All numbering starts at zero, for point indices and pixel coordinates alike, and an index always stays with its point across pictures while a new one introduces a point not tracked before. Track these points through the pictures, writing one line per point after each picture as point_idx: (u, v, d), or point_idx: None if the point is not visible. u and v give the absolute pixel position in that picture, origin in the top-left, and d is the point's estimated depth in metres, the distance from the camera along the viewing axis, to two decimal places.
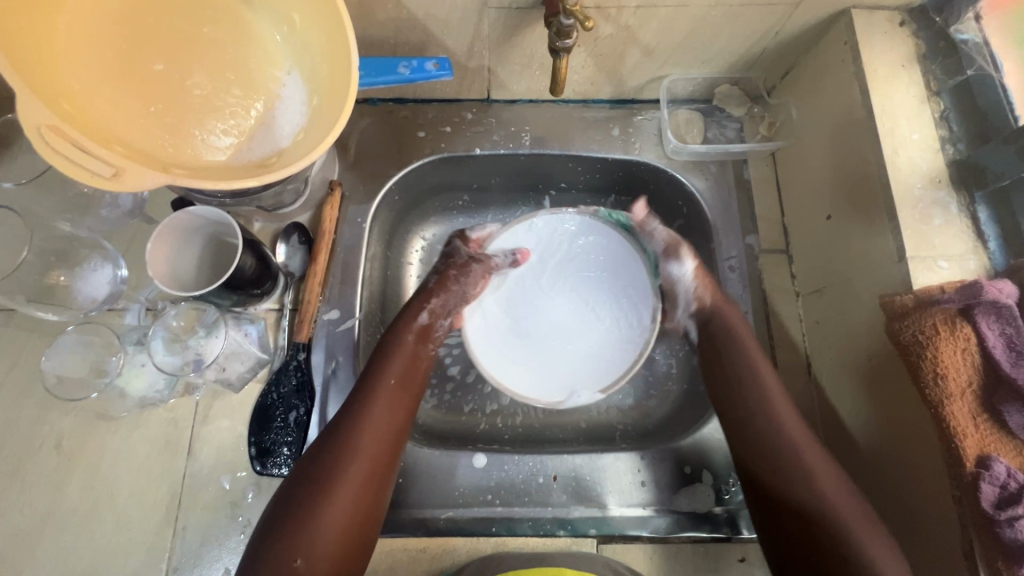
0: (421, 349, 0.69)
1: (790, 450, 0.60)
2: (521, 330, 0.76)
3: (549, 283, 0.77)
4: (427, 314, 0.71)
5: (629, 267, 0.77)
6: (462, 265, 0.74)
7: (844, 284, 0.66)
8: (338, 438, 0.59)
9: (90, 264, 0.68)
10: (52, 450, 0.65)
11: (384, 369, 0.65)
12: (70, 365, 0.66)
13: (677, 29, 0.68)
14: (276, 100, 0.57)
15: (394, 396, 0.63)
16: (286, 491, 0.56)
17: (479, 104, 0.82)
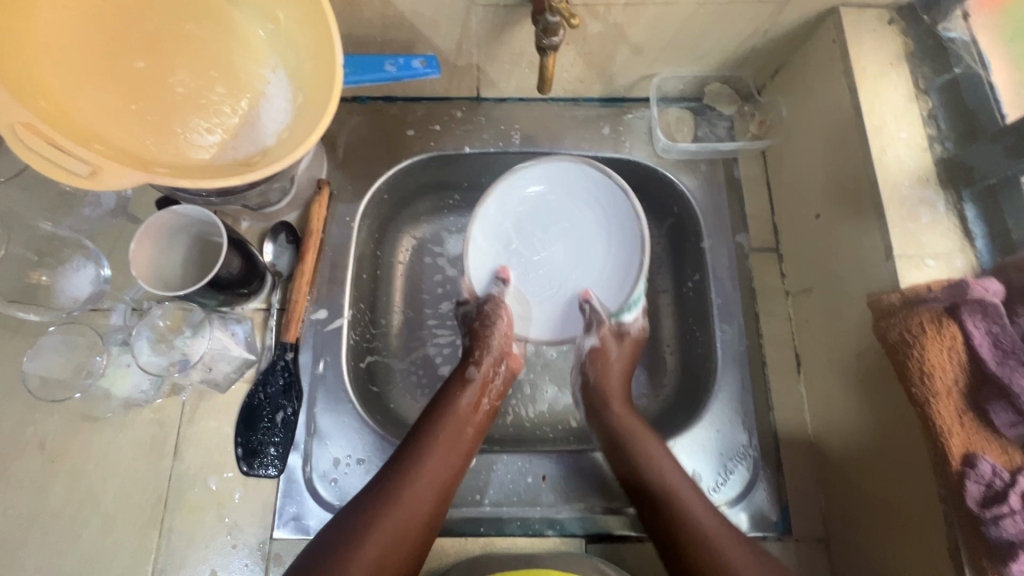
0: (479, 406, 0.68)
1: (660, 471, 0.63)
2: (539, 293, 0.76)
3: (528, 243, 0.76)
4: (477, 370, 0.69)
5: (580, 179, 0.74)
6: (479, 312, 0.72)
7: (833, 283, 0.66)
8: (387, 489, 0.59)
9: (72, 264, 0.68)
10: (36, 451, 0.65)
11: (438, 425, 0.64)
12: (53, 365, 0.65)
13: (666, 27, 0.68)
14: (261, 98, 0.56)
15: (444, 454, 0.62)
16: (327, 532, 0.57)
17: (468, 102, 0.82)
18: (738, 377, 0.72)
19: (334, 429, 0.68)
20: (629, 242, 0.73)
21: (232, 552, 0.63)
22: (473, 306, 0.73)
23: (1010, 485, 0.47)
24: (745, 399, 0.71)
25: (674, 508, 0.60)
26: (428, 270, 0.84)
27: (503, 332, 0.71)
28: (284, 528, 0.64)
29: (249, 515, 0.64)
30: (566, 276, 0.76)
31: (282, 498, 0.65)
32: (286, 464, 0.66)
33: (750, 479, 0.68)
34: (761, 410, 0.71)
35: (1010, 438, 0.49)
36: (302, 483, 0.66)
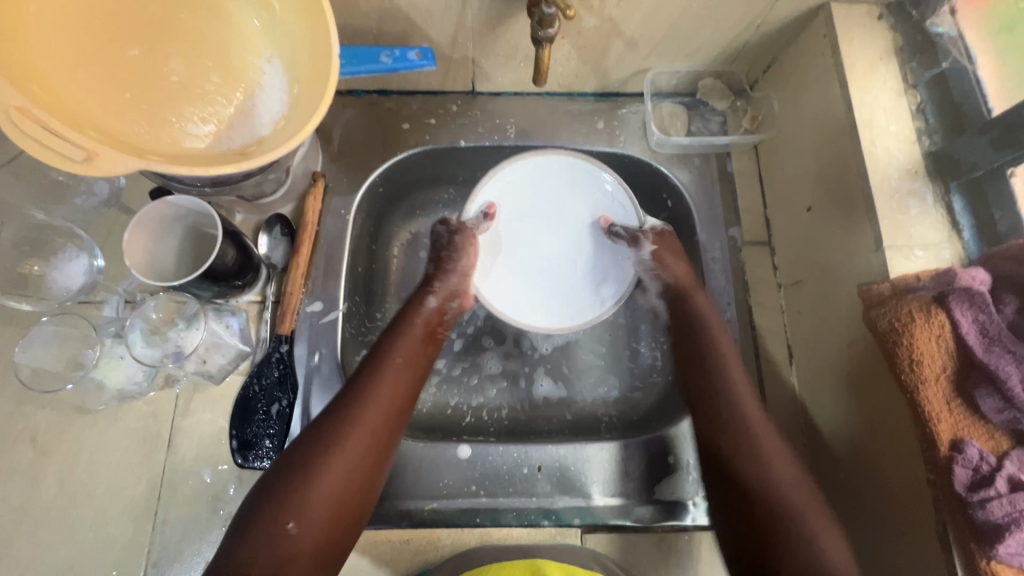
0: (432, 334, 0.69)
1: (742, 415, 0.61)
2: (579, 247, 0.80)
3: (544, 271, 0.80)
4: (434, 299, 0.71)
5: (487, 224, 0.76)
6: (449, 242, 0.73)
7: (824, 274, 0.67)
8: (346, 404, 0.58)
9: (66, 254, 0.66)
10: (26, 445, 0.64)
11: (395, 348, 0.64)
12: (44, 358, 0.64)
13: (660, 21, 0.68)
14: (256, 88, 0.57)
15: (403, 373, 0.63)
16: (285, 457, 0.55)
17: (463, 96, 0.82)
18: None
19: None
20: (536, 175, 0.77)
21: None
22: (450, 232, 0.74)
23: (996, 469, 0.48)
24: None
25: (749, 456, 0.58)
26: (424, 264, 0.85)
27: (463, 269, 0.73)
28: None
29: None
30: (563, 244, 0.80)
31: None
32: None
33: None
34: (754, 401, 0.72)
35: (997, 424, 0.50)
36: None
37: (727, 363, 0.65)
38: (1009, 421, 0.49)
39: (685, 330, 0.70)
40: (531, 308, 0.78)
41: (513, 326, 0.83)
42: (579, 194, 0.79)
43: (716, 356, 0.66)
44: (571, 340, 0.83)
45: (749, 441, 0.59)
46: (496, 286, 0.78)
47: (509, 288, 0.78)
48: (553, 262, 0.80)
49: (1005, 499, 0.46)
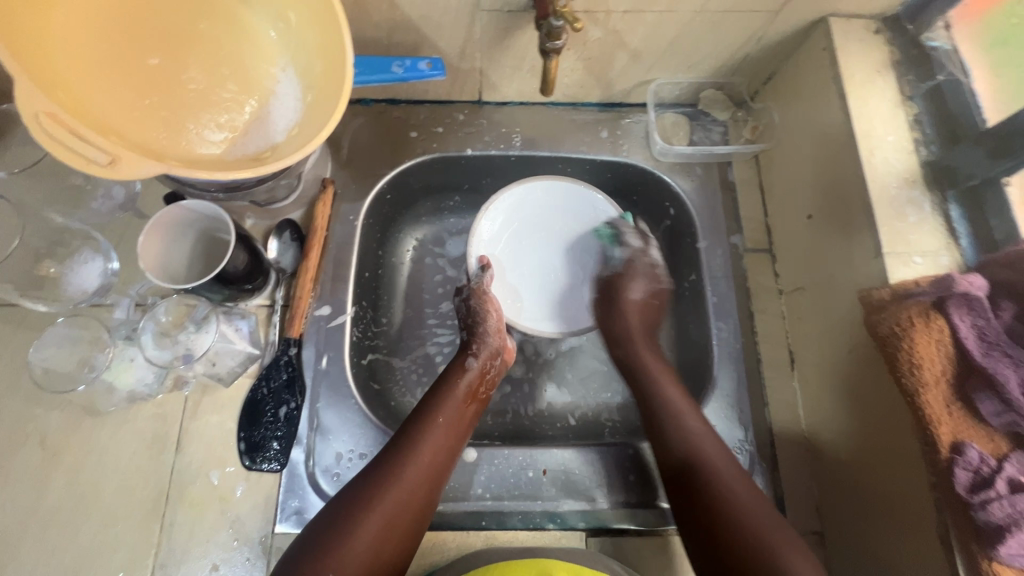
0: (476, 395, 0.68)
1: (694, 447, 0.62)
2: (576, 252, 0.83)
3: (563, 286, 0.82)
4: (476, 361, 0.69)
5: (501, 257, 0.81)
6: (468, 309, 0.74)
7: (825, 280, 0.68)
8: (386, 466, 0.59)
9: (81, 257, 0.69)
10: (37, 446, 0.65)
11: (438, 408, 0.64)
12: (56, 358, 0.65)
13: (663, 34, 0.70)
14: (270, 96, 0.58)
15: (443, 435, 0.63)
16: (323, 516, 0.56)
17: (470, 106, 0.84)
18: (734, 373, 0.74)
19: (337, 425, 0.69)
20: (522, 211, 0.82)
21: (233, 547, 0.63)
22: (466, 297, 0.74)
23: (996, 471, 0.49)
24: (741, 395, 0.73)
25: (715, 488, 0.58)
26: (429, 270, 0.86)
27: (496, 328, 0.72)
28: (285, 523, 0.64)
29: (251, 509, 0.65)
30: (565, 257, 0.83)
31: (284, 493, 0.65)
32: (288, 459, 0.67)
33: (746, 473, 0.70)
34: (757, 406, 0.73)
35: (996, 427, 0.51)
36: (304, 478, 0.66)
37: (673, 400, 0.66)
38: (1007, 423, 0.50)
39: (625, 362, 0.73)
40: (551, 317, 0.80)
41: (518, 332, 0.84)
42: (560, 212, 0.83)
43: (660, 397, 0.67)
44: (575, 346, 0.84)
45: (706, 468, 0.60)
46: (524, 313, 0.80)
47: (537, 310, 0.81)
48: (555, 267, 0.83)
49: (1005, 500, 0.47)
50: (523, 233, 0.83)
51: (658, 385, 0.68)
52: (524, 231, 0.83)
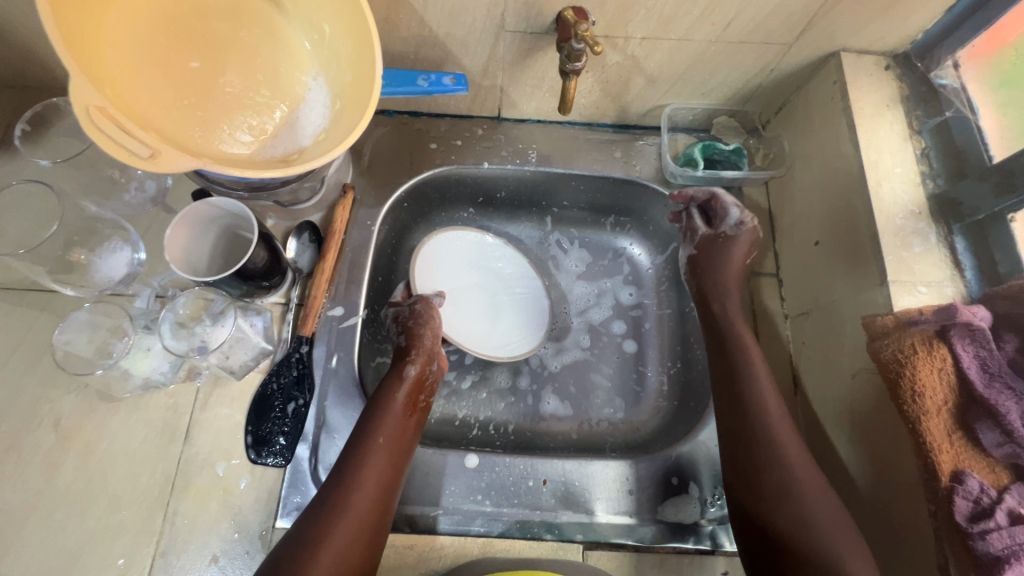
0: (416, 403, 0.68)
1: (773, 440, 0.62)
2: (493, 274, 0.86)
3: (511, 305, 0.85)
4: (414, 368, 0.69)
5: (457, 319, 0.81)
6: (411, 313, 0.74)
7: (830, 307, 0.69)
8: (334, 496, 0.58)
9: (109, 246, 0.70)
10: (51, 429, 0.67)
11: (378, 425, 0.63)
12: (77, 343, 0.68)
13: (678, 62, 0.73)
14: (301, 103, 0.61)
15: (386, 452, 0.62)
16: (279, 553, 0.54)
17: (489, 121, 0.87)
18: None
19: (343, 424, 0.70)
20: (444, 260, 0.83)
21: (234, 540, 0.64)
22: (405, 307, 0.75)
23: (996, 502, 0.49)
24: None
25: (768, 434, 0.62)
26: None
27: (433, 332, 0.73)
28: (286, 518, 0.65)
29: (254, 503, 0.65)
30: (495, 283, 0.86)
31: (287, 488, 0.66)
32: (293, 455, 0.67)
33: None
34: None
35: (997, 457, 0.52)
36: (308, 474, 0.67)
37: (754, 359, 0.68)
38: (1008, 455, 0.51)
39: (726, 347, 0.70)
40: (516, 340, 0.83)
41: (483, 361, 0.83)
42: (472, 250, 0.86)
43: (758, 400, 0.65)
44: (580, 359, 0.85)
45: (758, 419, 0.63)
46: (502, 351, 0.81)
47: (507, 343, 0.82)
48: (492, 295, 0.85)
49: (1004, 532, 0.47)
50: (452, 272, 0.84)
51: (746, 362, 0.68)
52: (469, 261, 0.86)
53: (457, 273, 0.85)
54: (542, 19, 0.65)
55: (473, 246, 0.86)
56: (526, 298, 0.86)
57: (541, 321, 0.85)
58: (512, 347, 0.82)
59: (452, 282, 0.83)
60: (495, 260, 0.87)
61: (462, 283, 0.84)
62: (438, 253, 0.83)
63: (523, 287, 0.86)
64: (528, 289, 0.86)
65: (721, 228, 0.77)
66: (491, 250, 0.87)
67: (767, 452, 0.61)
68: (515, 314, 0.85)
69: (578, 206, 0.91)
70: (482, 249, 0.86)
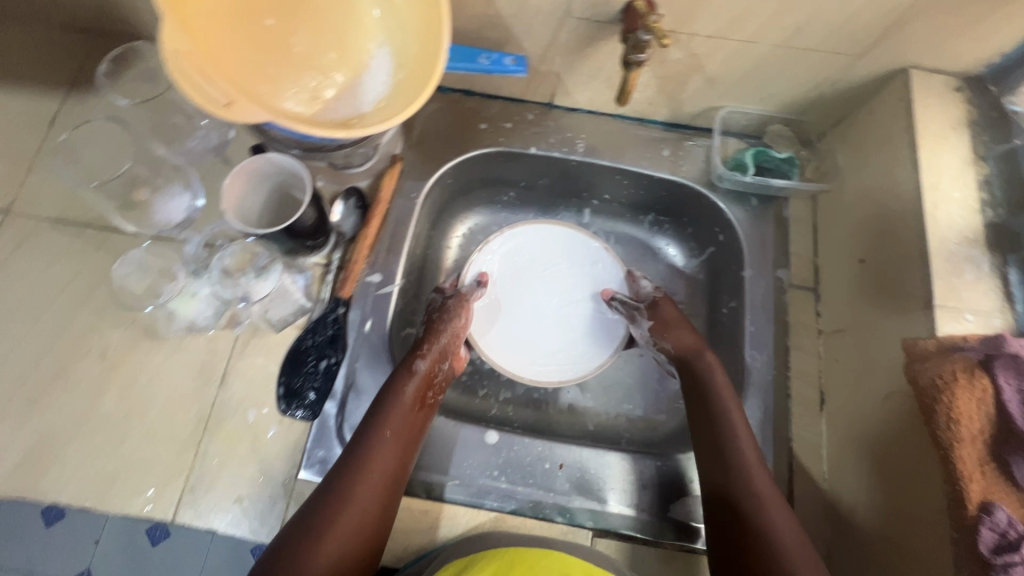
0: (424, 400, 0.68)
1: (748, 482, 0.63)
2: (550, 281, 0.86)
3: (565, 317, 0.85)
4: (423, 364, 0.70)
5: (503, 320, 0.83)
6: (440, 307, 0.76)
7: (869, 327, 0.68)
8: (339, 483, 0.60)
9: (171, 192, 0.76)
10: (97, 358, 0.70)
11: (385, 419, 0.65)
12: (131, 281, 0.73)
13: (741, 63, 0.72)
14: (364, 69, 0.62)
15: (392, 446, 0.63)
16: (285, 531, 0.57)
17: (541, 107, 0.87)
18: (762, 405, 0.74)
19: (371, 386, 0.72)
20: (503, 261, 0.85)
21: (258, 483, 0.66)
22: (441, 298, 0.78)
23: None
24: (766, 426, 0.73)
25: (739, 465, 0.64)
26: None
27: (452, 330, 0.74)
28: (308, 470, 0.67)
29: (280, 451, 0.68)
30: (553, 291, 0.86)
31: (312, 442, 0.68)
32: (320, 410, 0.69)
33: None
34: (780, 440, 0.73)
35: None
36: (333, 431, 0.69)
37: (723, 391, 0.70)
38: None
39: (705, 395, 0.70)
40: (565, 356, 0.82)
41: None
42: (539, 255, 0.86)
43: (734, 450, 0.65)
44: None
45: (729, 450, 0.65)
46: (548, 367, 0.80)
47: (556, 357, 0.82)
48: (550, 305, 0.85)
49: None
50: (512, 274, 0.85)
51: (722, 402, 0.69)
52: (519, 272, 0.85)
53: (516, 278, 0.85)
54: (610, 7, 0.65)
55: (539, 249, 0.86)
56: (587, 315, 0.85)
57: (601, 338, 0.83)
58: (560, 362, 0.81)
59: (510, 283, 0.85)
60: (555, 265, 0.86)
61: (523, 288, 0.85)
62: (495, 255, 0.85)
63: (578, 302, 0.85)
64: (586, 306, 0.85)
65: (641, 302, 0.81)
66: (552, 257, 0.86)
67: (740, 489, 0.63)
68: (569, 329, 0.84)
69: (619, 201, 0.92)
70: (539, 258, 0.86)
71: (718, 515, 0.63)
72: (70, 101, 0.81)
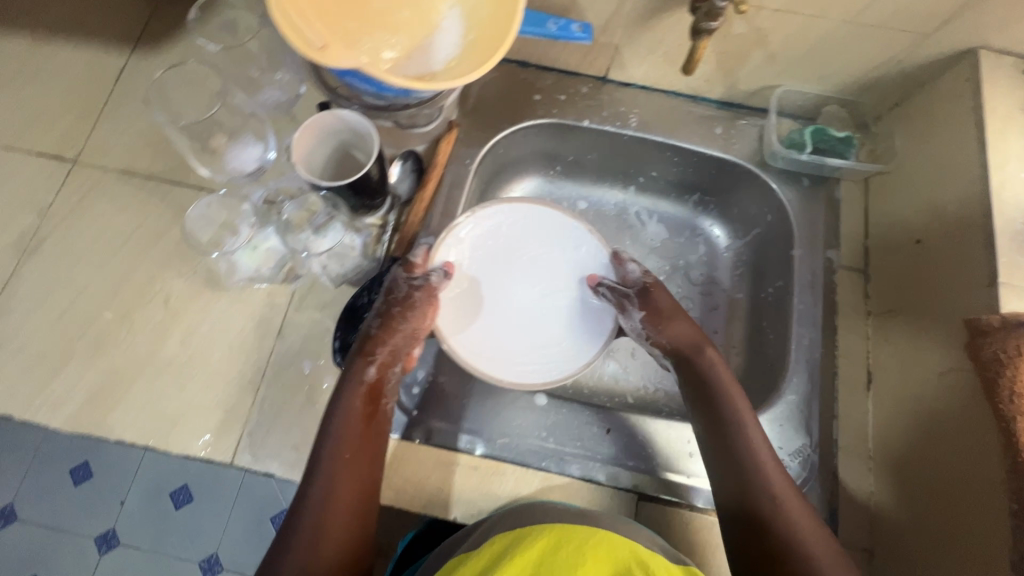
0: (377, 404, 0.64)
1: (765, 486, 0.60)
2: (527, 265, 0.78)
3: (546, 305, 0.77)
4: (375, 366, 0.65)
5: (479, 305, 0.76)
6: (396, 300, 0.68)
7: (925, 305, 0.69)
8: (304, 502, 0.56)
9: (242, 141, 0.77)
10: (160, 305, 0.73)
11: (335, 431, 0.60)
12: (200, 226, 0.75)
13: (805, 39, 0.72)
14: (435, 29, 0.62)
15: (347, 456, 0.59)
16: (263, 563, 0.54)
17: (594, 81, 0.87)
18: (807, 383, 0.75)
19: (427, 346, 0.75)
20: (478, 243, 0.77)
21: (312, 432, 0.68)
22: (402, 287, 0.69)
23: None
24: (811, 402, 0.74)
25: (750, 470, 0.61)
26: None
27: (407, 330, 0.68)
28: None
29: None
30: (532, 277, 0.78)
31: None
32: None
33: (803, 477, 0.71)
34: (825, 417, 0.73)
35: None
36: None
37: (726, 392, 0.66)
38: None
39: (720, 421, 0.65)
40: (548, 349, 0.75)
41: None
42: (516, 236, 0.78)
43: (745, 454, 0.62)
44: None
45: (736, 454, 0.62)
46: (529, 362, 0.74)
47: (537, 349, 0.75)
48: (529, 292, 0.78)
49: None
50: (486, 257, 0.77)
51: (728, 403, 0.65)
52: (493, 255, 0.77)
53: (490, 261, 0.77)
54: None
55: (515, 229, 0.78)
56: (571, 306, 0.77)
57: (590, 330, 0.76)
58: (543, 356, 0.74)
59: (485, 267, 0.77)
60: (535, 248, 0.78)
61: (497, 272, 0.78)
62: (469, 233, 0.76)
63: (560, 289, 0.78)
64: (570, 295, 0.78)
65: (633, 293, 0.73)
66: (530, 239, 0.78)
67: (759, 494, 0.60)
68: (552, 321, 0.77)
69: (665, 180, 0.93)
70: (516, 240, 0.78)
71: (735, 521, 0.60)
72: (136, 58, 0.83)
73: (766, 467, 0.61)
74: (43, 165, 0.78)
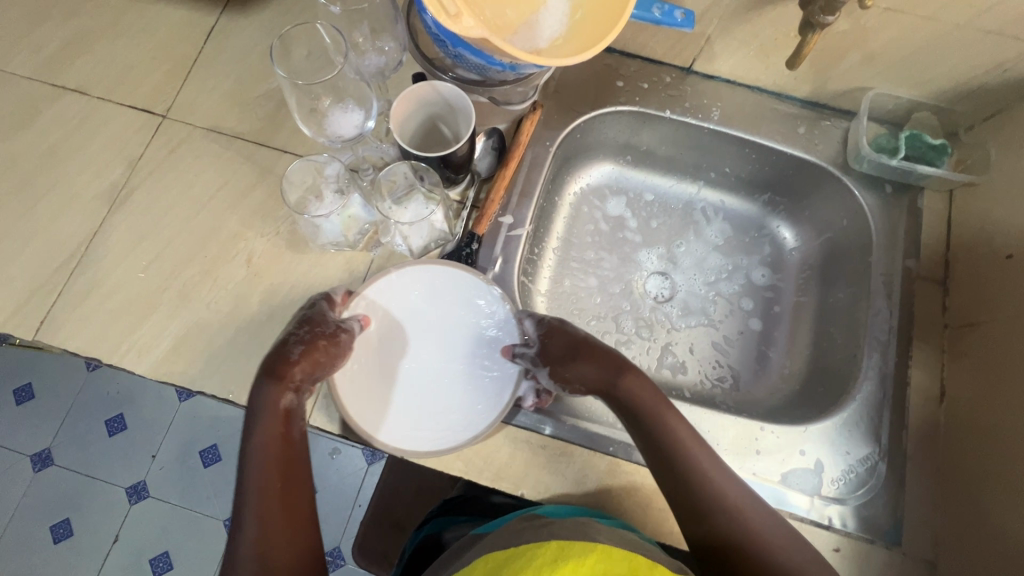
0: (298, 426, 0.60)
1: (720, 498, 0.60)
2: (429, 331, 0.69)
3: (449, 379, 0.67)
4: (292, 398, 0.59)
5: (383, 386, 0.66)
6: (308, 333, 0.62)
7: (1014, 322, 0.68)
8: (249, 520, 0.54)
9: (342, 104, 0.74)
10: (243, 263, 0.74)
11: (264, 453, 0.57)
12: (291, 186, 0.74)
13: (910, 41, 0.71)
14: (541, 7, 0.63)
15: (283, 469, 0.57)
16: None
17: (678, 71, 0.87)
18: (878, 392, 0.74)
19: None
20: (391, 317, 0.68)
21: None
22: (312, 326, 0.62)
23: None
24: (881, 411, 0.73)
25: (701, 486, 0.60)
26: (585, 218, 0.94)
27: (320, 368, 0.61)
28: None
29: None
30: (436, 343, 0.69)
31: None
32: None
33: (868, 483, 0.70)
34: (895, 427, 0.72)
35: None
36: None
37: (660, 415, 0.64)
38: None
39: (667, 459, 0.62)
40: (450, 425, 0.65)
41: (614, 305, 0.90)
42: (426, 297, 0.69)
43: (696, 467, 0.61)
44: (703, 326, 0.89)
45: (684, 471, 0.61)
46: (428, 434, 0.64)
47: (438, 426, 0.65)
48: (429, 365, 0.68)
49: None
50: (392, 329, 0.68)
51: (662, 421, 0.63)
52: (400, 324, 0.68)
53: (396, 327, 0.68)
54: None
55: (427, 290, 0.69)
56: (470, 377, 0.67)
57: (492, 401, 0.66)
58: (447, 430, 0.65)
59: (392, 340, 0.68)
60: (442, 316, 0.69)
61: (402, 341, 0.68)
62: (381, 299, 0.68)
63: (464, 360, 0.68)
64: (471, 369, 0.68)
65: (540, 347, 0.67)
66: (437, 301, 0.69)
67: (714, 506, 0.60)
68: (453, 397, 0.67)
69: (735, 176, 0.92)
70: (426, 300, 0.69)
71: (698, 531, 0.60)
72: (228, 16, 0.84)
73: (713, 476, 0.61)
74: (135, 117, 0.80)
